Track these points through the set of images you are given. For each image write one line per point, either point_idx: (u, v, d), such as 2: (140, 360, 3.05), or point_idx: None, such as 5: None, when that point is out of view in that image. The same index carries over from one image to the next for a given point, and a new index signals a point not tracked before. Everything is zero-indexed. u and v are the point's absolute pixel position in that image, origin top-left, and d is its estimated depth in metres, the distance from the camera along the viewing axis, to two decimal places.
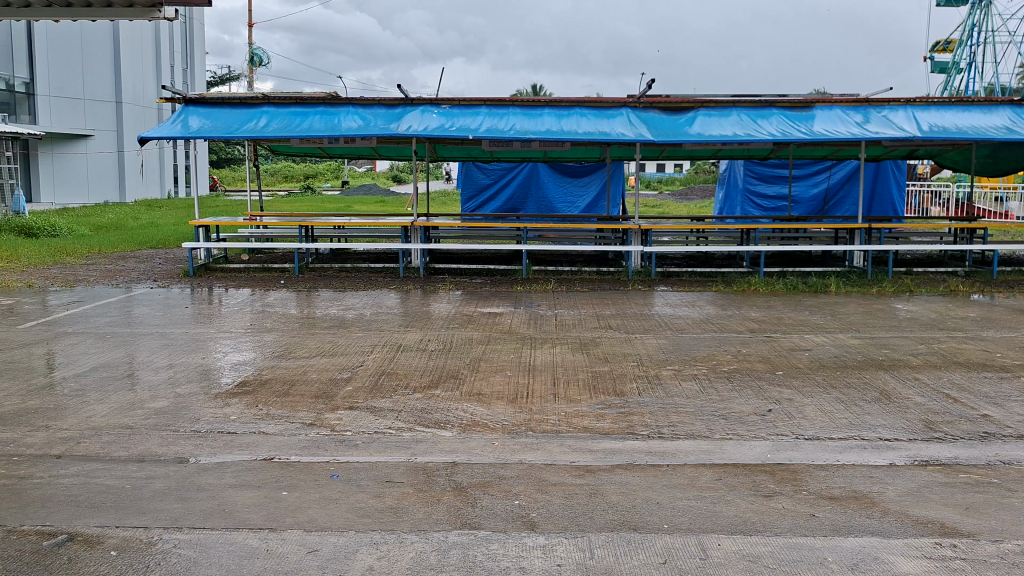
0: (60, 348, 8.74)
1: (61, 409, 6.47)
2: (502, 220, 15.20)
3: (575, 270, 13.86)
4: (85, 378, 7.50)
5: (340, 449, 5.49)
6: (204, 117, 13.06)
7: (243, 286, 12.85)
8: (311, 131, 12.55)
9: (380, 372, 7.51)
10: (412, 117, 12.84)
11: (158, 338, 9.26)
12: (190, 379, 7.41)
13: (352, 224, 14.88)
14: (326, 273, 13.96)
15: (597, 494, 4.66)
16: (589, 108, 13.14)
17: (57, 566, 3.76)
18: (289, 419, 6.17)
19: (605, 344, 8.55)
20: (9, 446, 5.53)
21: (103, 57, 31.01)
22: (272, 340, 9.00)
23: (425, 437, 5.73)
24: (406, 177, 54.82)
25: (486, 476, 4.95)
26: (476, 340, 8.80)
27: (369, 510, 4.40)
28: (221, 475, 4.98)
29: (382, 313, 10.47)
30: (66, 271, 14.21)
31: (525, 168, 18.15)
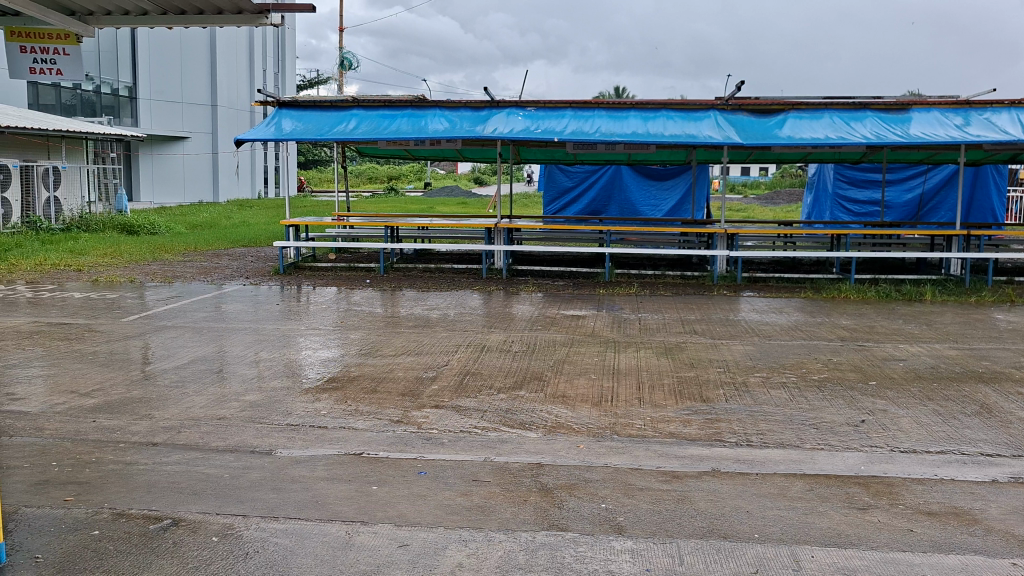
0: (160, 341, 9.11)
1: (163, 399, 6.76)
2: (585, 222, 15.18)
3: (659, 274, 13.73)
4: (183, 371, 7.79)
5: (427, 447, 5.57)
6: (296, 120, 13.42)
7: (330, 284, 13.14)
8: (399, 133, 12.79)
9: (464, 372, 7.58)
10: (497, 119, 12.94)
11: (251, 333, 9.58)
12: (282, 374, 7.64)
13: (436, 225, 15.05)
14: (411, 273, 14.19)
15: (685, 500, 4.62)
16: (675, 110, 13.01)
17: (163, 549, 3.92)
18: (378, 416, 6.29)
19: (691, 350, 8.45)
20: (115, 433, 5.81)
21: (200, 62, 32.19)
22: (358, 338, 9.19)
23: (511, 437, 5.77)
24: (488, 178, 55.20)
25: (572, 478, 4.96)
26: (560, 343, 8.80)
27: (457, 508, 4.45)
28: (313, 468, 5.11)
29: (466, 314, 10.55)
30: (165, 267, 14.78)
31: (608, 170, 18.08)
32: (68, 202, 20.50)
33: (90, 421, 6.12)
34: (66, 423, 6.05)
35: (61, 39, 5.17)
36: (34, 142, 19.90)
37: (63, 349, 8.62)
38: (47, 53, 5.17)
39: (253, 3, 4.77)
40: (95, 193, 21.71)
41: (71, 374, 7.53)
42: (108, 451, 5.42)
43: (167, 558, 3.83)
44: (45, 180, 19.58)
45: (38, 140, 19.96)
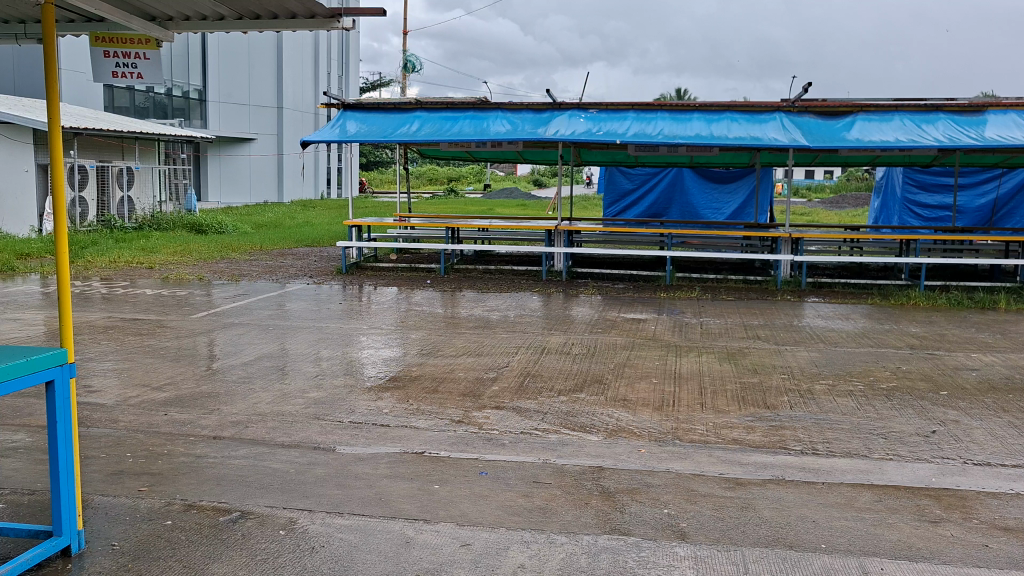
0: (226, 337, 9.33)
1: (231, 394, 6.93)
2: (645, 225, 15.07)
3: (721, 278, 13.56)
4: (249, 367, 7.97)
5: (487, 447, 5.60)
6: (360, 122, 13.61)
7: (391, 285, 13.29)
8: (461, 135, 12.88)
9: (524, 373, 7.61)
10: (559, 121, 12.94)
11: (315, 331, 9.76)
12: (343, 372, 7.76)
13: (496, 227, 15.07)
14: (471, 274, 14.27)
15: (749, 507, 4.55)
16: (740, 112, 12.83)
17: (232, 540, 4.02)
18: (439, 415, 6.34)
19: (754, 355, 8.33)
20: (186, 427, 5.97)
21: (267, 66, 32.89)
22: (419, 338, 9.29)
23: (571, 440, 5.76)
24: (548, 181, 55.22)
25: (633, 482, 4.93)
26: (620, 346, 8.76)
27: (519, 509, 4.47)
28: (375, 466, 5.18)
29: (525, 316, 10.55)
30: (232, 266, 15.13)
31: (669, 173, 17.93)
32: (141, 201, 21.13)
33: (162, 414, 6.31)
34: (140, 416, 6.24)
35: (143, 44, 5.12)
36: (109, 143, 20.56)
37: (136, 344, 8.89)
38: (129, 58, 5.13)
39: (325, 7, 4.83)
40: (166, 193, 22.32)
41: (143, 369, 7.77)
42: (179, 444, 5.57)
43: (235, 549, 3.93)
44: (120, 180, 20.23)
45: (113, 141, 20.61)
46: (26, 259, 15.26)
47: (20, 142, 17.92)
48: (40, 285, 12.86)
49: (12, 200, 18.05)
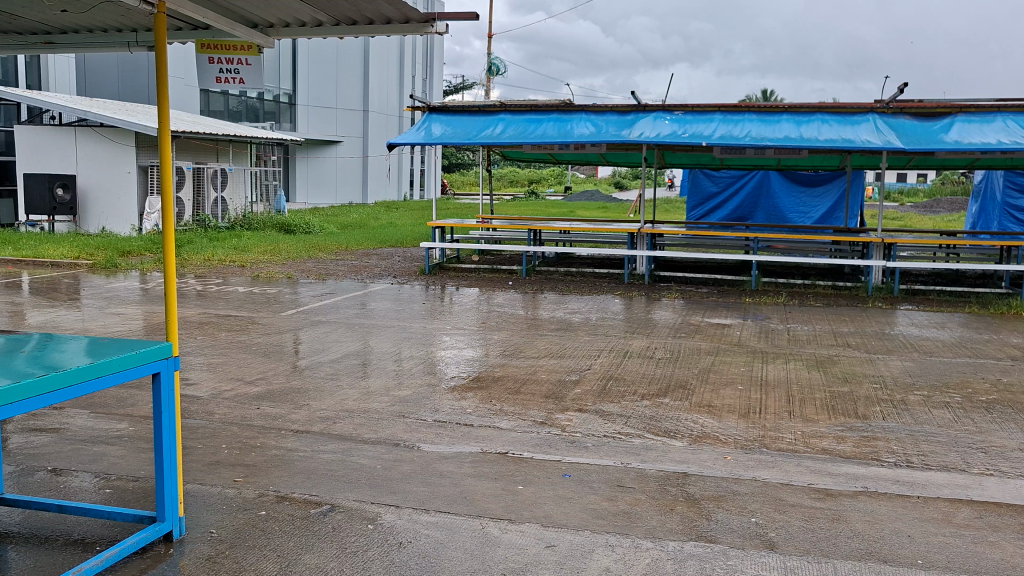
0: (313, 335, 9.57)
1: (319, 390, 7.10)
2: (730, 228, 14.85)
3: (809, 283, 13.24)
4: (336, 364, 8.16)
5: (570, 450, 5.59)
6: (445, 124, 13.74)
7: (472, 285, 13.42)
8: (545, 138, 12.91)
9: (607, 376, 7.58)
10: (644, 124, 12.82)
11: (399, 330, 9.92)
12: (426, 371, 7.86)
13: (578, 229, 15.03)
14: (552, 276, 14.28)
15: (840, 519, 4.44)
16: (831, 113, 12.50)
17: (323, 532, 4.13)
18: (522, 416, 6.38)
19: (844, 363, 8.11)
20: (277, 420, 6.16)
21: (354, 70, 33.62)
22: (501, 339, 9.36)
23: (656, 445, 5.72)
24: (629, 183, 54.82)
25: (720, 490, 4.86)
26: (704, 351, 8.65)
27: (603, 512, 4.46)
28: (459, 464, 5.24)
29: (607, 319, 10.50)
30: (320, 265, 15.48)
31: (755, 176, 17.61)
32: (233, 202, 21.85)
33: (255, 407, 6.51)
34: (234, 409, 6.46)
35: (245, 50, 5.27)
36: (205, 146, 21.23)
37: (229, 339, 9.21)
38: (232, 63, 5.28)
39: (420, 13, 4.92)
40: (256, 194, 22.97)
41: (236, 363, 8.03)
42: (271, 437, 5.75)
43: (326, 541, 4.04)
44: (214, 181, 20.96)
45: (209, 143, 21.26)
46: (128, 256, 15.97)
47: (121, 144, 18.78)
48: (141, 281, 13.44)
49: (115, 201, 19.02)
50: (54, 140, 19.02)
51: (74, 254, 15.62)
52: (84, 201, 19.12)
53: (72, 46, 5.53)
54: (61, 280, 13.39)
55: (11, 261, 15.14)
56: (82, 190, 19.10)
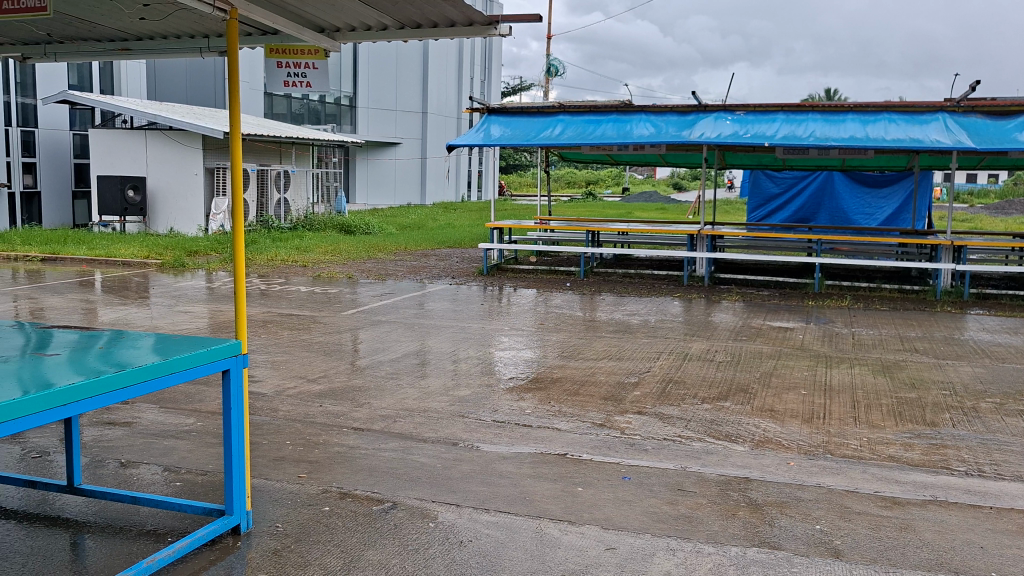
0: (373, 334, 9.69)
1: (380, 389, 7.19)
2: (792, 230, 14.59)
3: (874, 287, 12.94)
4: (396, 363, 8.25)
5: (630, 452, 5.56)
6: (504, 126, 13.79)
7: (530, 286, 13.47)
8: (604, 139, 12.86)
9: (667, 379, 7.52)
10: (705, 125, 12.68)
11: (457, 331, 9.98)
12: (484, 372, 7.90)
13: (636, 230, 14.91)
14: (611, 278, 14.24)
15: (908, 528, 4.33)
16: (899, 113, 12.19)
17: (386, 529, 4.18)
18: (581, 418, 6.37)
19: (911, 369, 7.91)
20: (339, 418, 6.27)
21: (413, 72, 33.96)
22: (559, 340, 9.35)
23: (717, 449, 5.65)
24: (688, 184, 54.25)
25: (783, 496, 4.78)
26: (766, 354, 8.52)
27: (664, 516, 4.43)
28: (519, 465, 5.26)
29: (666, 321, 10.42)
30: (379, 265, 15.68)
31: (819, 176, 17.29)
32: (296, 203, 22.27)
33: (317, 405, 6.63)
34: (297, 406, 6.59)
35: (312, 54, 5.27)
36: (269, 147, 21.43)
37: (291, 338, 9.39)
38: (300, 67, 5.28)
39: (484, 15, 4.95)
40: (318, 195, 23.34)
41: (298, 361, 8.19)
42: (334, 434, 5.85)
43: (388, 538, 4.09)
44: (278, 182, 21.41)
45: (273, 145, 21.46)
46: (195, 256, 16.39)
47: (189, 146, 19.27)
48: (207, 280, 13.81)
49: (182, 202, 19.53)
50: (126, 143, 19.62)
51: (144, 254, 16.08)
52: (154, 202, 19.70)
53: (146, 51, 5.69)
54: (131, 279, 13.83)
55: (84, 260, 15.67)
56: (151, 192, 19.66)
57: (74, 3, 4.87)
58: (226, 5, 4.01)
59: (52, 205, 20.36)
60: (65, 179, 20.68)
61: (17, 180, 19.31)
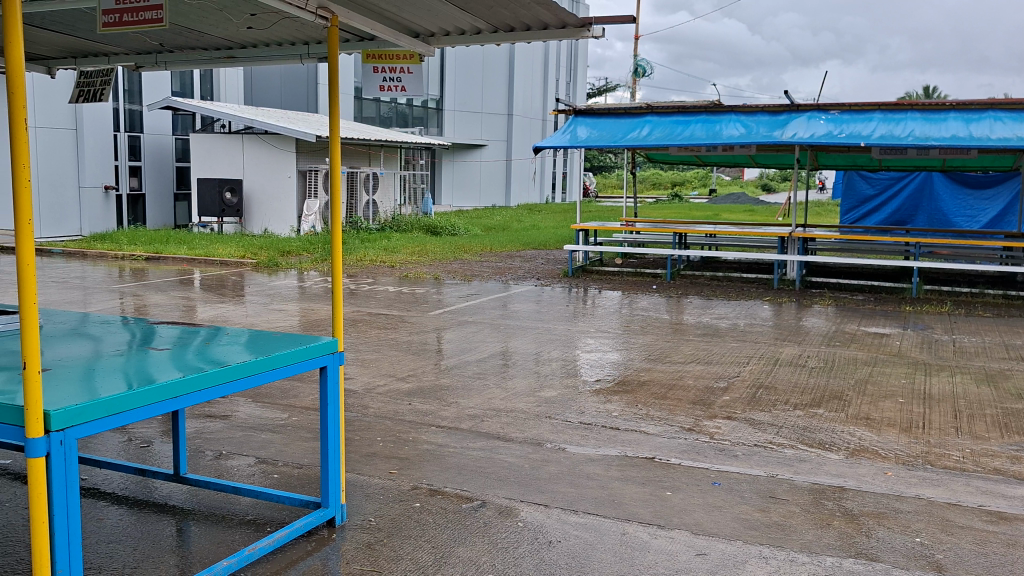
0: (458, 334, 9.80)
1: (467, 389, 7.28)
2: (887, 232, 14.11)
3: (977, 292, 12.40)
4: (483, 363, 8.33)
5: (720, 458, 5.49)
6: (591, 127, 13.75)
7: (616, 288, 13.41)
8: (693, 139, 12.68)
9: (757, 385, 7.36)
10: (798, 125, 12.40)
11: (543, 332, 10.00)
12: (569, 373, 7.90)
13: (725, 233, 14.47)
14: (698, 281, 14.03)
15: (1016, 545, 4.15)
16: (1005, 110, 11.70)
17: (475, 527, 4.24)
18: (669, 422, 6.31)
19: (1018, 378, 7.55)
20: (428, 416, 6.37)
21: (499, 74, 34.22)
22: (645, 343, 9.28)
23: (810, 457, 5.52)
24: (777, 184, 53.09)
25: (880, 507, 4.64)
26: (861, 361, 8.26)
27: (755, 523, 4.35)
28: (606, 467, 5.25)
29: (755, 325, 10.22)
30: (465, 266, 15.86)
31: (917, 177, 16.65)
32: (385, 205, 22.75)
33: (406, 403, 6.74)
34: (387, 404, 6.73)
35: (408, 59, 5.44)
36: (359, 150, 21.85)
37: (380, 337, 9.57)
38: (395, 72, 5.45)
39: (577, 17, 4.96)
40: (405, 197, 23.77)
41: (388, 360, 8.35)
42: (423, 432, 5.95)
43: (477, 535, 4.15)
44: (366, 185, 21.81)
45: (363, 148, 21.90)
46: (288, 256, 16.89)
47: (284, 150, 19.90)
48: (300, 280, 14.23)
49: (276, 204, 20.16)
50: (224, 147, 20.34)
51: (240, 254, 16.64)
52: (249, 204, 20.38)
53: (251, 60, 5.88)
54: (228, 277, 14.38)
55: (185, 260, 16.31)
56: (247, 193, 20.35)
57: (186, 14, 5.11)
58: (328, 14, 4.21)
59: (155, 206, 21.31)
60: (167, 181, 21.60)
61: (124, 183, 20.30)
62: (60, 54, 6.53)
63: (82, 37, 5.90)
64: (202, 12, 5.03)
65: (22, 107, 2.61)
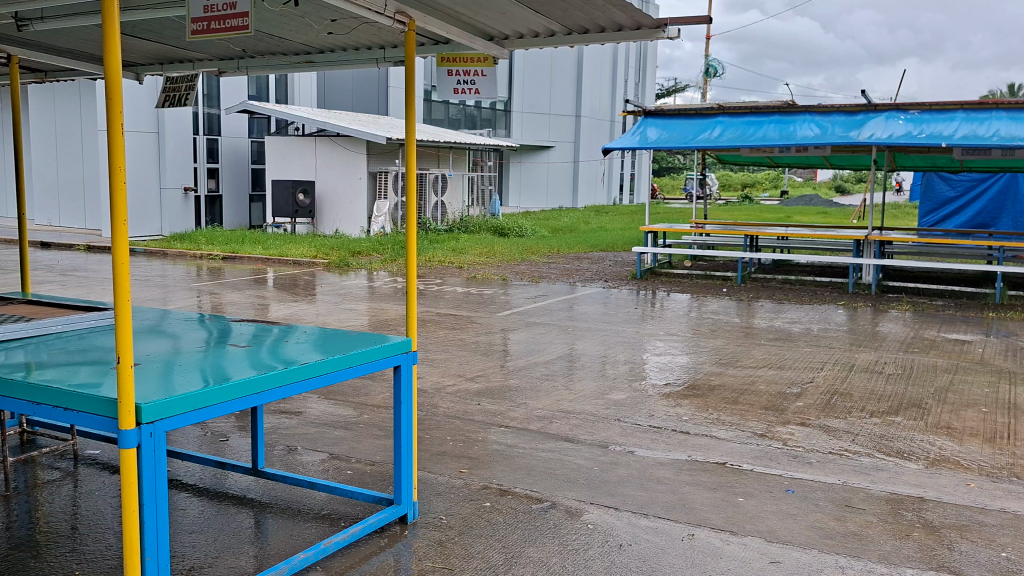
0: (526, 336, 9.83)
1: (535, 390, 7.29)
2: (968, 236, 13.64)
3: None
4: (551, 365, 8.34)
5: (793, 465, 5.38)
6: (661, 128, 13.63)
7: (685, 291, 13.28)
8: (766, 139, 12.49)
9: (832, 391, 7.20)
10: (875, 125, 12.09)
11: (611, 334, 9.97)
12: (637, 376, 7.86)
13: (797, 235, 14.20)
14: (770, 284, 13.81)
15: None
16: None
17: (545, 528, 4.25)
18: (740, 427, 6.22)
19: None
20: (497, 417, 6.41)
21: (567, 76, 34.23)
22: (716, 347, 9.16)
23: (888, 466, 5.38)
24: (851, 186, 51.83)
25: (963, 519, 4.50)
26: (941, 368, 8.01)
27: (831, 532, 4.26)
28: (676, 471, 5.20)
29: (830, 330, 10.00)
30: (532, 268, 15.89)
31: (1001, 177, 16.09)
32: (453, 206, 22.97)
33: (475, 403, 6.79)
34: (456, 403, 6.78)
35: (482, 62, 5.46)
36: (428, 152, 22.12)
37: (449, 337, 9.66)
38: (469, 75, 5.48)
39: (653, 19, 4.92)
40: (473, 198, 23.96)
41: (456, 360, 8.42)
42: (491, 432, 5.99)
43: (547, 536, 4.15)
44: (435, 186, 22.08)
45: (432, 150, 22.18)
46: (358, 256, 17.18)
47: (354, 152, 20.23)
48: (369, 279, 14.47)
49: (347, 204, 20.52)
50: (298, 149, 20.81)
51: (312, 254, 16.99)
52: (321, 204, 20.81)
53: (329, 64, 6.00)
54: (301, 277, 14.67)
55: (260, 260, 16.70)
56: (320, 195, 20.79)
57: (268, 21, 5.26)
58: (405, 18, 4.31)
59: (232, 207, 21.92)
60: (243, 183, 22.19)
61: (203, 184, 20.95)
62: (147, 61, 6.77)
63: (169, 44, 6.11)
64: (284, 18, 5.18)
65: (119, 111, 2.72)
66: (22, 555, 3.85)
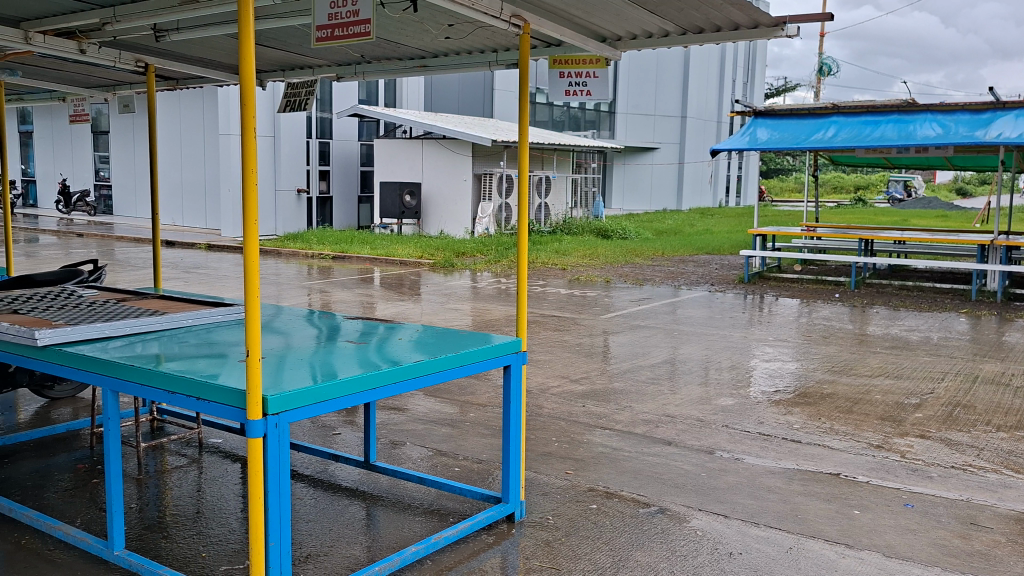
0: (629, 339, 9.75)
1: (640, 394, 7.23)
2: None
3: None
4: (657, 368, 8.25)
5: (912, 479, 5.17)
6: (772, 129, 13.30)
7: (795, 296, 12.91)
8: (884, 140, 12.03)
9: (954, 403, 6.87)
10: (1003, 123, 11.46)
11: (716, 339, 9.78)
12: (745, 382, 7.69)
13: (916, 240, 13.59)
14: (886, 290, 13.28)
15: None
16: None
17: (653, 532, 4.22)
18: (855, 437, 6.01)
19: None
20: (602, 419, 6.39)
21: (673, 76, 33.81)
22: (828, 354, 8.87)
23: (1016, 483, 5.10)
24: (972, 189, 49.30)
25: None
26: None
27: (955, 550, 4.08)
28: (787, 480, 5.07)
29: (950, 339, 9.54)
30: (636, 270, 15.76)
31: None
32: (556, 207, 23.02)
33: (580, 405, 6.79)
34: (561, 405, 6.80)
35: (594, 64, 5.42)
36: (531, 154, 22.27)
37: (553, 339, 9.68)
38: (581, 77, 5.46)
39: (771, 17, 4.80)
40: (576, 200, 23.97)
41: (561, 362, 8.44)
42: (597, 434, 5.98)
43: (655, 541, 4.11)
44: (539, 188, 22.18)
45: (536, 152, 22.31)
46: (462, 257, 17.42)
47: (460, 154, 20.49)
48: (473, 279, 14.68)
49: (452, 205, 20.84)
50: (405, 151, 21.24)
51: (418, 254, 17.36)
52: (427, 205, 21.20)
53: (442, 68, 6.13)
54: (407, 277, 14.96)
55: (368, 259, 17.14)
56: (427, 196, 21.20)
57: (387, 27, 5.42)
58: (520, 21, 4.37)
59: (341, 209, 22.63)
60: (352, 185, 22.85)
61: (315, 186, 21.67)
62: (270, 67, 7.05)
63: (291, 51, 6.36)
64: (403, 24, 5.32)
65: (252, 116, 2.86)
66: (154, 535, 4.08)
